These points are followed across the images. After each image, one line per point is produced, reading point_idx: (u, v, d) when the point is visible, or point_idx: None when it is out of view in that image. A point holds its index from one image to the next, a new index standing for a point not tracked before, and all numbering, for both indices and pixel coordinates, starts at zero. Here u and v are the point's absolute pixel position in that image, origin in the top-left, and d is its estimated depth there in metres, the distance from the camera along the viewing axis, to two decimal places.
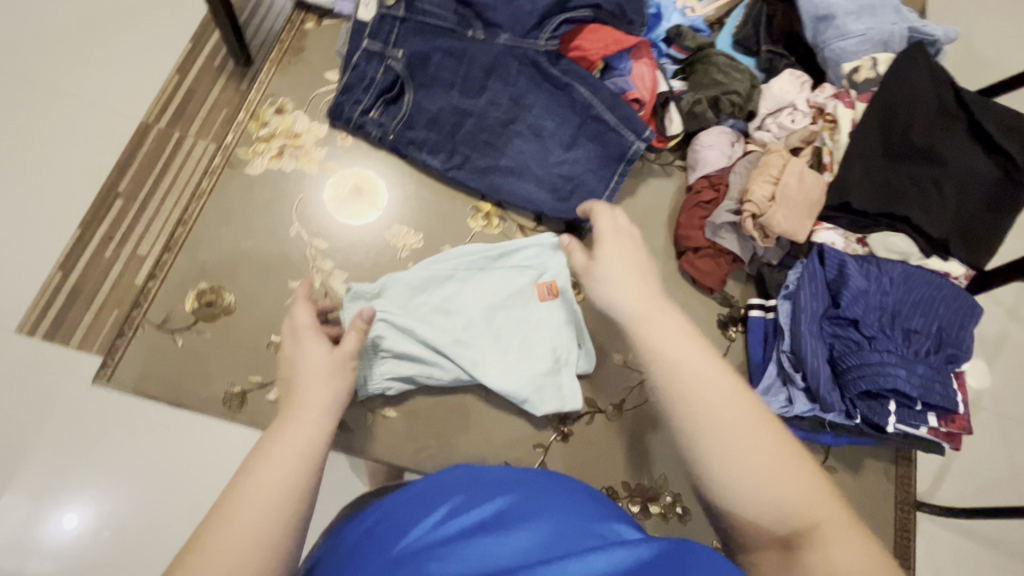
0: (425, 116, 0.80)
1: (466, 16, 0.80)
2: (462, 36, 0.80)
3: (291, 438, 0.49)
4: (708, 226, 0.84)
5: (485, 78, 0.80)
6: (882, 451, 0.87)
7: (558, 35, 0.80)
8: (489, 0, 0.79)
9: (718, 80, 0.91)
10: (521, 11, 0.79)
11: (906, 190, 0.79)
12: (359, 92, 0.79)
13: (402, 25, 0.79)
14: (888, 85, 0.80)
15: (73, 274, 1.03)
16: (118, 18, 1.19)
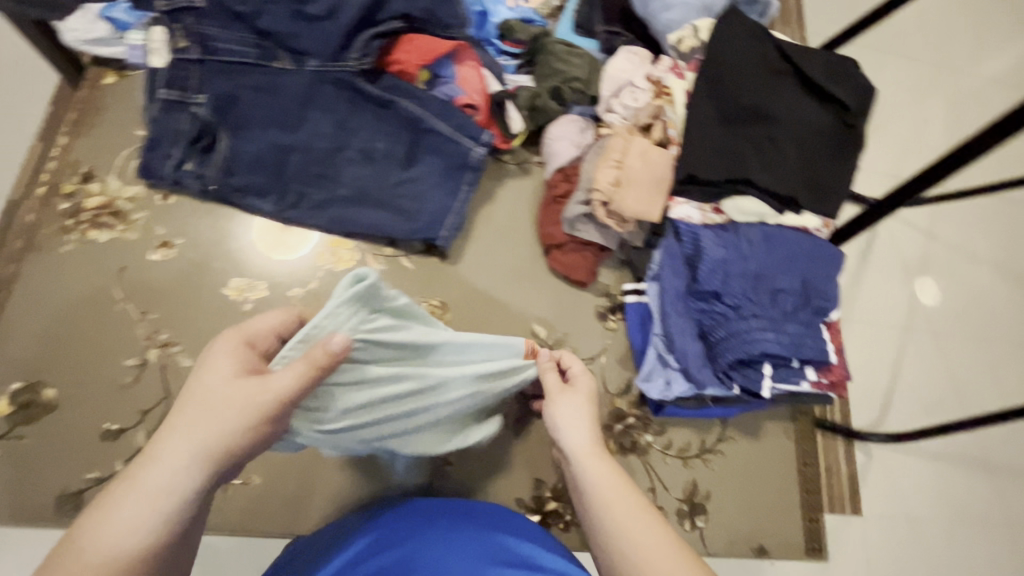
0: (245, 160, 0.75)
1: (268, 48, 0.74)
2: (269, 70, 0.75)
3: (155, 479, 0.40)
4: (564, 221, 0.82)
5: (302, 109, 0.76)
6: (779, 410, 0.87)
7: (370, 51, 0.76)
8: (289, 28, 0.73)
9: (558, 69, 0.88)
10: (325, 34, 0.74)
11: (746, 153, 0.78)
12: (167, 145, 0.73)
13: (202, 66, 0.73)
14: (712, 50, 0.79)
15: None
16: None
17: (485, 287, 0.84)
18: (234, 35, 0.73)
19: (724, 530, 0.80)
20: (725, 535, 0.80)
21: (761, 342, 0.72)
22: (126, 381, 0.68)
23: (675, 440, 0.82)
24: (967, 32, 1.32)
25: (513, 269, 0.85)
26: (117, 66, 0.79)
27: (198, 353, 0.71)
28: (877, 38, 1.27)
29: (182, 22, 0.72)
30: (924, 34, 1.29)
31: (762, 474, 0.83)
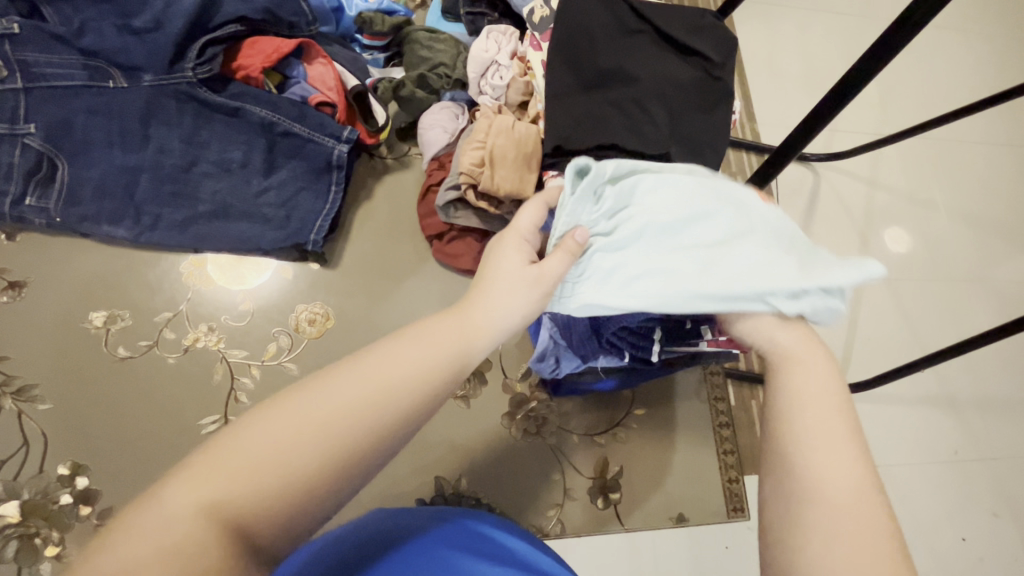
0: (90, 186, 0.72)
1: (98, 68, 0.72)
2: (103, 90, 0.72)
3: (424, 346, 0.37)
4: (439, 210, 0.79)
5: (144, 127, 0.73)
6: (689, 374, 0.85)
7: (206, 59, 0.73)
8: (115, 44, 0.70)
9: (424, 57, 0.87)
10: (155, 46, 0.70)
11: (610, 116, 0.76)
12: (1, 181, 0.69)
13: (28, 96, 0.70)
14: (564, 19, 0.77)
15: None
16: None
17: (369, 287, 0.81)
18: (60, 59, 0.70)
19: (642, 503, 0.78)
20: (644, 509, 0.78)
21: None
22: None
23: (582, 418, 0.80)
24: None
25: (399, 264, 0.83)
26: None
27: (57, 394, 0.68)
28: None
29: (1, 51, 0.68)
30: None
31: (675, 441, 0.82)
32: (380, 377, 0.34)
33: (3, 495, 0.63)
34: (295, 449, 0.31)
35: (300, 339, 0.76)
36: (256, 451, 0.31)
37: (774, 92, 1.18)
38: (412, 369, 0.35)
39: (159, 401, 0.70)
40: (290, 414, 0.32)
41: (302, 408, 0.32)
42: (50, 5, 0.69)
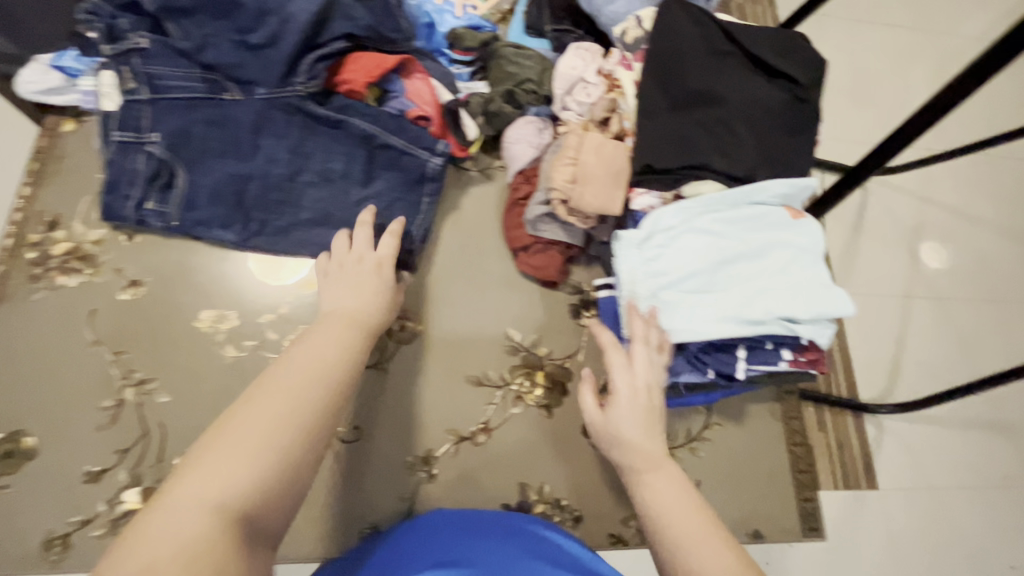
0: (204, 192, 0.76)
1: (216, 81, 0.76)
2: (219, 103, 0.76)
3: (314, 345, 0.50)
4: (527, 223, 0.82)
5: (255, 137, 0.77)
6: (765, 392, 0.86)
7: (315, 74, 0.77)
8: (233, 59, 0.74)
9: (510, 72, 0.89)
10: (269, 61, 0.74)
11: (698, 138, 0.77)
12: (127, 187, 0.74)
13: (152, 106, 0.74)
14: (656, 39, 0.79)
15: None
16: None
17: (455, 295, 0.84)
18: (182, 72, 0.75)
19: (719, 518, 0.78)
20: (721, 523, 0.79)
21: (729, 325, 0.72)
22: (103, 422, 0.69)
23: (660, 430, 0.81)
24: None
25: (484, 274, 0.85)
26: (74, 112, 0.81)
27: (174, 389, 0.72)
28: (836, 8, 1.27)
29: (129, 63, 0.74)
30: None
31: (751, 457, 0.82)
32: (300, 365, 0.47)
33: (126, 482, 0.67)
34: (261, 433, 0.40)
35: (392, 344, 0.80)
36: (230, 449, 0.39)
37: (841, 109, 1.18)
38: (320, 352, 0.49)
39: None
40: (249, 411, 0.42)
41: (255, 405, 0.42)
42: (174, 21, 0.73)
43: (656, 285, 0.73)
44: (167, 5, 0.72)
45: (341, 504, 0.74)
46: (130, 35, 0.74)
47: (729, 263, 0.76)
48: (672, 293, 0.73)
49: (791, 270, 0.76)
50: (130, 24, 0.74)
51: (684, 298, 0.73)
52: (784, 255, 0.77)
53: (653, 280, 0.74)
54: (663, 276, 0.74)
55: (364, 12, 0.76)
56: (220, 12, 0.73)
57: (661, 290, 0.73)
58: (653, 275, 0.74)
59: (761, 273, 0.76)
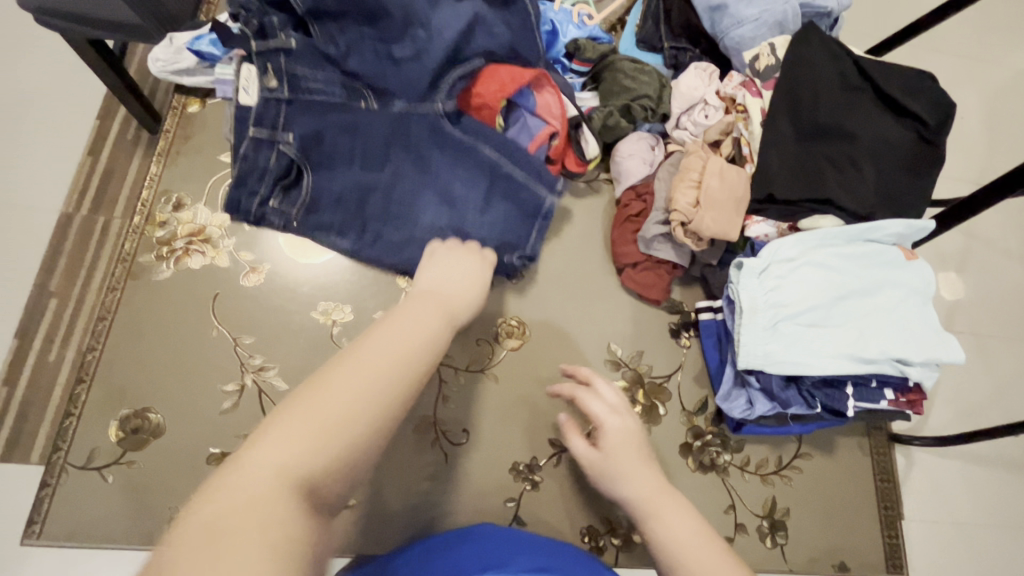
0: (327, 197, 0.76)
1: (355, 89, 0.77)
2: (354, 109, 0.77)
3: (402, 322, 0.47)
4: (640, 240, 0.83)
5: (384, 149, 0.78)
6: (855, 427, 0.87)
7: (454, 92, 0.77)
8: (377, 70, 0.76)
9: (626, 87, 0.88)
10: (411, 75, 0.75)
11: (825, 173, 0.77)
12: (254, 182, 0.74)
13: (289, 107, 0.73)
14: (789, 69, 0.79)
15: (17, 388, 0.99)
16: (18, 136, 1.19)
17: (559, 306, 0.85)
18: (322, 74, 0.75)
19: (805, 547, 0.80)
20: (809, 552, 0.80)
21: (840, 360, 0.73)
22: (226, 407, 0.70)
23: (753, 456, 0.82)
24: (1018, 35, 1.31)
25: (588, 287, 0.86)
26: (200, 94, 0.82)
27: (292, 377, 0.73)
28: (926, 42, 1.27)
29: (274, 63, 0.72)
30: (973, 37, 1.29)
31: (839, 490, 0.83)
32: (397, 335, 0.44)
33: None
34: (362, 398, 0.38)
35: (499, 349, 0.81)
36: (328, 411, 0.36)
37: None
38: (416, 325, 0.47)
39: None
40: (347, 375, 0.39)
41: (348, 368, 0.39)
42: (319, 24, 0.74)
43: (772, 316, 0.74)
44: (315, 9, 0.72)
45: (446, 507, 0.73)
46: (280, 32, 0.73)
47: (844, 299, 0.76)
48: (787, 325, 0.74)
49: (905, 311, 0.77)
50: (281, 23, 0.73)
51: (798, 331, 0.74)
52: (894, 294, 0.78)
53: (770, 311, 0.74)
54: (780, 308, 0.75)
55: (504, 28, 0.77)
56: (365, 20, 0.74)
57: (777, 322, 0.74)
58: (771, 306, 0.75)
59: (876, 311, 0.76)
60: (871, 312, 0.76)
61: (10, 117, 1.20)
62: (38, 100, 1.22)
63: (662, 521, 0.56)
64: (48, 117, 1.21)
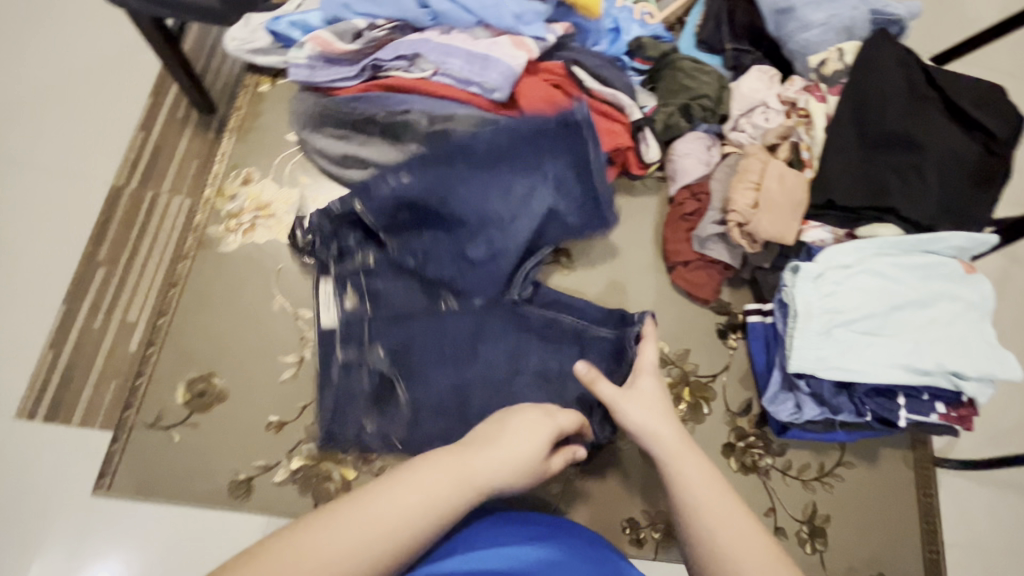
0: (428, 411, 0.71)
1: (436, 290, 0.76)
2: (438, 315, 0.75)
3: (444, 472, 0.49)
4: (695, 238, 0.83)
5: (473, 343, 0.75)
6: (898, 439, 0.86)
7: (528, 278, 0.77)
8: (454, 271, 0.75)
9: (686, 86, 0.89)
10: (489, 273, 0.75)
11: (889, 181, 0.77)
12: (353, 414, 0.70)
13: (373, 321, 0.73)
14: (858, 77, 0.80)
15: (65, 351, 1.04)
16: (77, 106, 1.23)
17: (608, 299, 0.85)
18: (401, 285, 0.76)
19: (843, 555, 0.80)
20: (846, 559, 0.80)
21: (894, 370, 0.73)
22: (286, 377, 0.72)
23: (795, 461, 0.82)
24: None
25: (638, 282, 0.86)
26: (271, 73, 0.84)
27: None
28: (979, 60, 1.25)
29: (354, 283, 0.74)
30: None
31: (880, 501, 0.83)
32: (394, 500, 0.47)
33: (307, 436, 0.70)
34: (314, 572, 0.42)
35: None
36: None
37: None
38: (393, 505, 0.46)
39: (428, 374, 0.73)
40: (313, 544, 0.43)
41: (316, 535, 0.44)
42: (395, 237, 0.75)
43: (825, 321, 0.74)
44: (390, 223, 0.74)
45: None
46: (356, 254, 0.75)
47: (901, 309, 0.75)
48: (840, 332, 0.74)
49: (963, 325, 0.76)
50: (356, 240, 0.75)
51: (850, 339, 0.74)
52: (953, 307, 0.76)
53: (823, 317, 0.74)
54: (833, 315, 0.74)
55: (574, 211, 0.77)
56: (438, 228, 0.75)
57: (830, 328, 0.74)
58: (823, 312, 0.74)
59: (933, 323, 0.75)
60: (928, 325, 0.75)
61: (67, 90, 1.24)
62: (98, 73, 1.26)
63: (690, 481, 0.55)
64: (106, 91, 1.25)
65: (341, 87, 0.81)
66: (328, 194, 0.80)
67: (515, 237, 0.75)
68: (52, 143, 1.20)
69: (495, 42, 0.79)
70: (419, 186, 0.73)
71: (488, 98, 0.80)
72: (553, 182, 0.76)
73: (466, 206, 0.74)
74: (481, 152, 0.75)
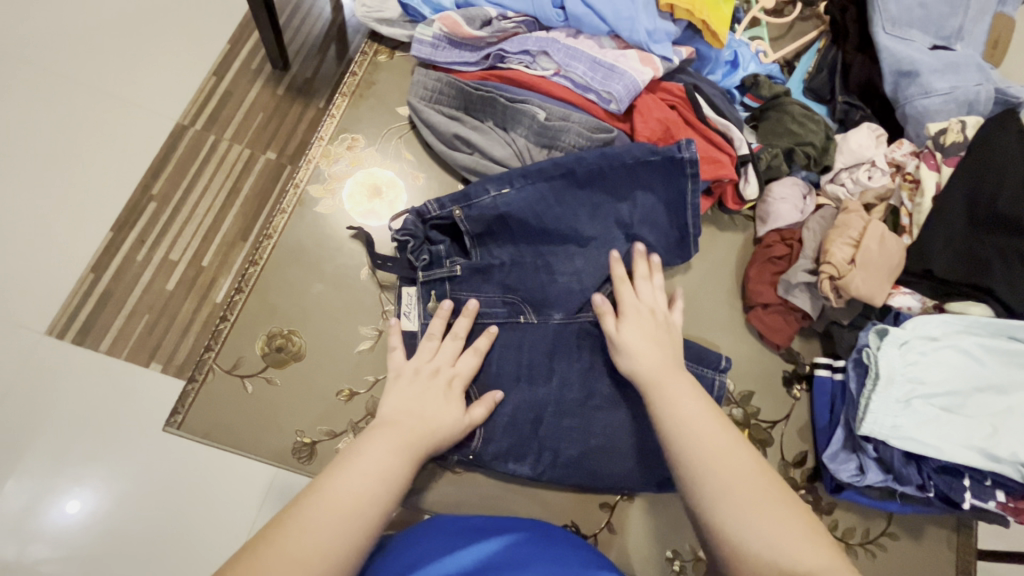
0: (503, 422, 0.70)
1: (515, 304, 0.73)
2: (516, 326, 0.73)
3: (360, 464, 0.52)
4: (781, 283, 0.82)
5: (549, 361, 0.73)
6: (944, 519, 0.85)
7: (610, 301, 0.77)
8: (534, 286, 0.74)
9: (792, 130, 0.88)
10: (571, 290, 0.74)
11: (991, 261, 0.77)
12: None
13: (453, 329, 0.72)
14: (976, 151, 0.79)
15: (104, 278, 1.07)
16: (153, 38, 1.24)
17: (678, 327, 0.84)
18: (484, 298, 0.73)
19: None
20: None
21: (966, 452, 0.72)
22: (365, 347, 0.71)
23: (841, 521, 0.81)
24: None
25: (713, 316, 0.86)
26: (390, 45, 0.85)
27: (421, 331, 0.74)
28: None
29: (438, 290, 0.72)
30: None
31: None
32: (364, 471, 0.51)
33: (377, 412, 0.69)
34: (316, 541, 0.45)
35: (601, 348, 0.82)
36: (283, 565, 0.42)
37: None
38: (369, 470, 0.51)
39: (502, 370, 0.72)
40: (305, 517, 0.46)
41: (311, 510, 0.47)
42: (481, 246, 0.73)
43: (902, 390, 0.73)
44: (483, 231, 0.73)
45: (536, 497, 0.73)
46: (445, 260, 0.73)
47: (979, 391, 0.75)
48: (914, 402, 0.74)
49: None
50: (447, 249, 0.73)
51: (924, 412, 0.73)
52: None
53: (901, 384, 0.74)
54: (911, 384, 0.74)
55: (657, 239, 0.77)
56: (526, 237, 0.74)
57: (905, 398, 0.73)
58: (903, 379, 0.74)
59: (1011, 412, 0.74)
60: (1004, 412, 0.74)
61: (145, 19, 1.25)
62: (179, 8, 1.26)
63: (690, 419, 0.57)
64: (187, 29, 1.25)
65: (458, 70, 0.82)
66: (429, 173, 0.80)
67: (598, 259, 0.75)
68: (127, 70, 1.21)
69: (622, 55, 0.79)
70: (519, 198, 0.72)
71: (604, 107, 0.80)
72: (644, 208, 0.76)
73: (557, 221, 0.73)
74: (582, 172, 0.74)
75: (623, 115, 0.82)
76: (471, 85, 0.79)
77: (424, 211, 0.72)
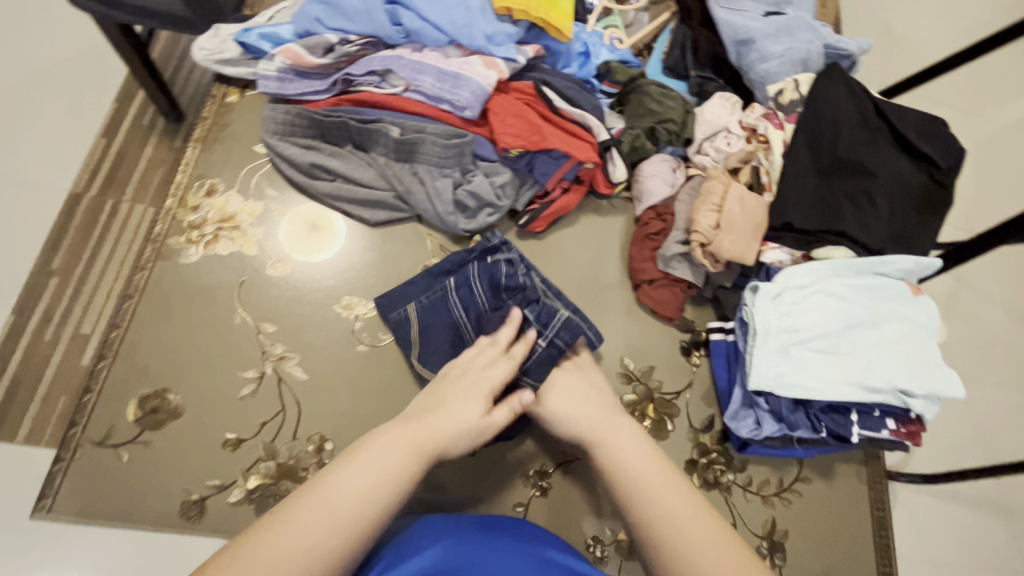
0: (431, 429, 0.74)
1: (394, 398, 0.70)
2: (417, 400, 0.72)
3: (358, 472, 0.51)
4: (660, 257, 0.85)
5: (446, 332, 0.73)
6: (853, 454, 0.89)
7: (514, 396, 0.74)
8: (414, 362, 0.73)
9: (652, 109, 0.91)
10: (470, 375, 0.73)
11: (842, 206, 0.82)
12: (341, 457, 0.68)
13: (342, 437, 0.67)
14: (811, 106, 0.85)
15: (10, 366, 1.01)
16: (28, 109, 1.19)
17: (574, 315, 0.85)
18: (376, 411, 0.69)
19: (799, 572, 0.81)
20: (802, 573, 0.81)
21: (848, 388, 0.76)
22: (246, 394, 0.70)
23: (755, 476, 0.83)
24: (993, 87, 1.43)
25: (604, 299, 0.87)
26: (240, 85, 0.85)
27: (312, 367, 0.72)
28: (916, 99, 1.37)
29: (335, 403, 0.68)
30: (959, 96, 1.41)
31: (836, 517, 0.85)
32: (356, 483, 0.50)
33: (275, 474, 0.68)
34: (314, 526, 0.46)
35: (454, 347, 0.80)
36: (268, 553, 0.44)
37: None
38: (360, 481, 0.50)
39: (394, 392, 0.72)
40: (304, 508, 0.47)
41: (309, 504, 0.47)
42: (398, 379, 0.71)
43: (775, 339, 0.77)
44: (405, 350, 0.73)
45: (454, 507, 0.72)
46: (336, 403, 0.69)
47: (852, 329, 0.78)
48: (789, 348, 0.77)
49: (912, 348, 0.78)
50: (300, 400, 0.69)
51: (799, 356, 0.77)
52: (901, 327, 0.79)
53: (773, 333, 0.77)
54: (783, 332, 0.77)
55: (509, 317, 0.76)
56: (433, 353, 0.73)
57: (777, 347, 0.77)
58: (775, 329, 0.77)
59: (881, 343, 0.78)
60: (876, 346, 0.78)
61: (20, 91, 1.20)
62: (55, 74, 1.22)
63: (622, 453, 0.60)
64: (67, 94, 1.21)
65: (310, 100, 0.82)
66: (294, 206, 0.79)
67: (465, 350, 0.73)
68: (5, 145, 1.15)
69: (466, 62, 0.80)
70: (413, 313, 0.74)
71: (459, 115, 0.81)
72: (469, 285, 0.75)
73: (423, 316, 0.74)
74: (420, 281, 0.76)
75: (479, 119, 0.83)
76: (321, 113, 0.79)
77: (300, 459, 0.69)
